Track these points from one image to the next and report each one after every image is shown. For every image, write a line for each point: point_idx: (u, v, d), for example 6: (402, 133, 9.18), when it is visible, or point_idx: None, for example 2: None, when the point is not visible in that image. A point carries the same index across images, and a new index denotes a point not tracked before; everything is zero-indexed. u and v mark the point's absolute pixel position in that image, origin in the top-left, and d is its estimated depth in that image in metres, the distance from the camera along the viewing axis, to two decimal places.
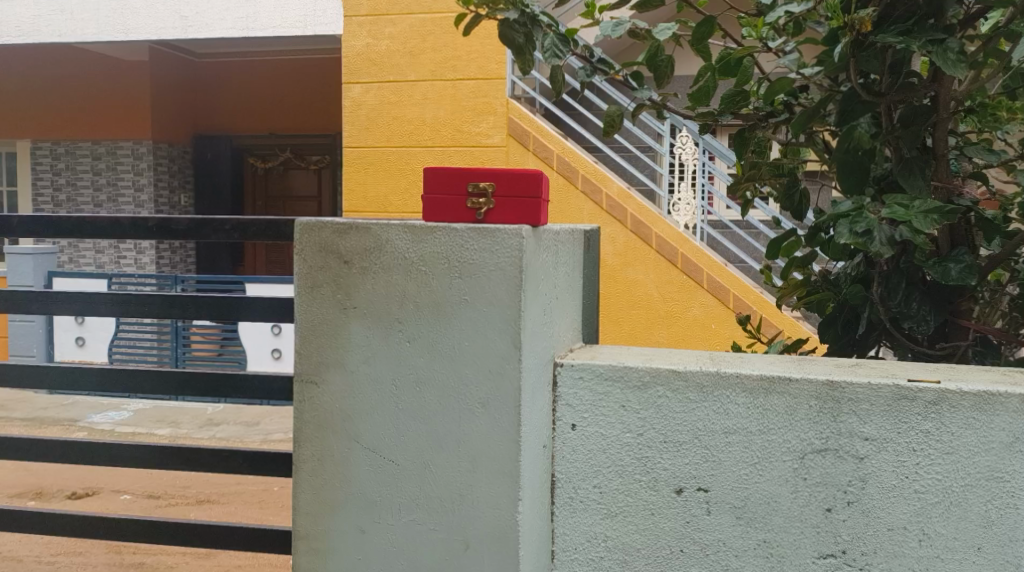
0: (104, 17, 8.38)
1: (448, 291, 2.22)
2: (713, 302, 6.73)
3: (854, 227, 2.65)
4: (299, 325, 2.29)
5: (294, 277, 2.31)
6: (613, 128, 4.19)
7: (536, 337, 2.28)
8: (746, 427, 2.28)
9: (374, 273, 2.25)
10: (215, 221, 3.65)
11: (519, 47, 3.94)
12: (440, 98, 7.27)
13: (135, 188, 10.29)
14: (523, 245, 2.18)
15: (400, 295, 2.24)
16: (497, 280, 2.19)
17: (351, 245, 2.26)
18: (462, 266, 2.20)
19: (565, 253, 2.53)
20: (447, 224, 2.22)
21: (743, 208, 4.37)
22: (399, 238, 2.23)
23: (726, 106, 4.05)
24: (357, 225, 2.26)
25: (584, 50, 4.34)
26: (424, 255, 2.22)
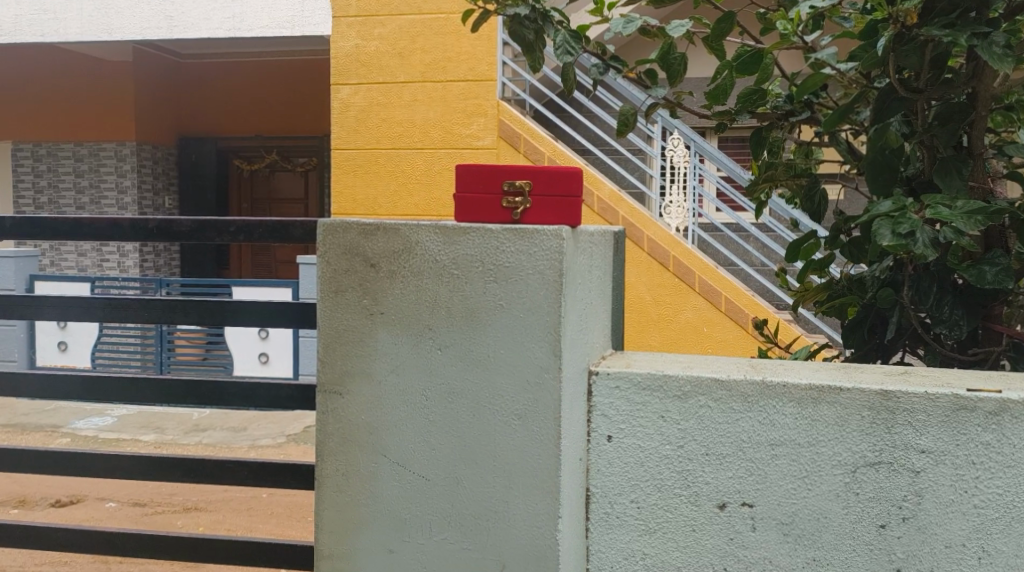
0: (88, 16, 8.24)
1: (483, 297, 2.11)
2: (706, 305, 6.67)
3: (897, 228, 2.55)
4: (322, 331, 2.17)
5: (316, 281, 2.19)
6: (627, 127, 4.08)
7: (573, 344, 2.17)
8: (794, 439, 2.17)
9: (402, 276, 2.14)
10: (217, 223, 3.51)
11: (529, 44, 3.81)
12: (430, 100, 7.12)
13: (119, 190, 10.24)
14: (563, 246, 2.07)
15: (432, 301, 2.13)
16: (536, 284, 2.08)
17: (378, 248, 2.15)
18: (498, 268, 2.10)
19: (598, 256, 2.44)
20: (480, 225, 2.12)
21: (758, 209, 4.28)
22: (430, 241, 2.12)
23: (743, 105, 3.97)
24: (382, 225, 2.14)
25: (594, 48, 4.23)
26: (457, 257, 2.12)
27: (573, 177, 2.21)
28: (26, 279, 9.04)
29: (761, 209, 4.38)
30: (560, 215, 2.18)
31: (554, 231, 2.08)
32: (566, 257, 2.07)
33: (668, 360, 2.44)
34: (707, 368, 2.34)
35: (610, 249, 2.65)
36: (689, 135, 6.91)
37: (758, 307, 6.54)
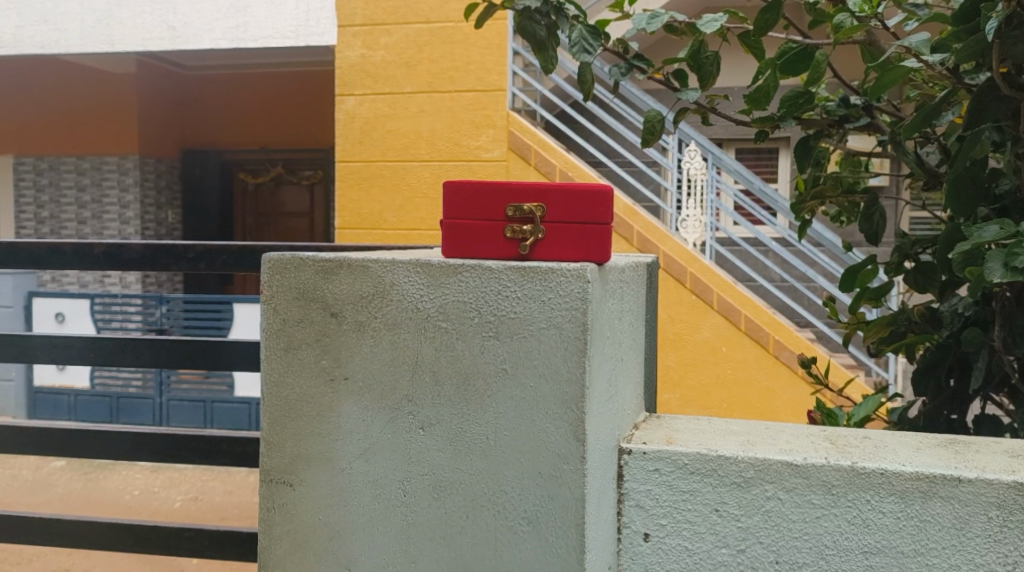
0: (90, 28, 7.35)
1: (478, 361, 2.00)
2: (724, 323, 6.12)
3: (1012, 260, 2.05)
4: (267, 395, 2.10)
5: (267, 334, 2.10)
6: (653, 136, 3.54)
7: (601, 412, 2.04)
8: (894, 546, 1.98)
9: (366, 328, 2.04)
10: (174, 248, 2.99)
11: (540, 41, 3.27)
12: (437, 112, 6.59)
13: (122, 206, 9.62)
14: (589, 303, 1.95)
15: (414, 359, 2.03)
16: (554, 346, 1.97)
17: (347, 291, 2.05)
18: (498, 325, 1.99)
19: (631, 294, 2.18)
20: (476, 261, 2.01)
21: (803, 230, 3.76)
22: (413, 293, 2.02)
23: (788, 110, 3.45)
24: (347, 261, 2.05)
25: (615, 47, 3.69)
26: (447, 313, 2.01)
27: (602, 197, 2.02)
28: (25, 297, 8.17)
29: (806, 228, 3.85)
30: (580, 249, 2.00)
31: (580, 270, 1.95)
32: (587, 304, 1.95)
33: (714, 435, 2.16)
34: (771, 444, 2.13)
35: (650, 291, 2.36)
36: (708, 146, 6.33)
37: (781, 327, 6.04)
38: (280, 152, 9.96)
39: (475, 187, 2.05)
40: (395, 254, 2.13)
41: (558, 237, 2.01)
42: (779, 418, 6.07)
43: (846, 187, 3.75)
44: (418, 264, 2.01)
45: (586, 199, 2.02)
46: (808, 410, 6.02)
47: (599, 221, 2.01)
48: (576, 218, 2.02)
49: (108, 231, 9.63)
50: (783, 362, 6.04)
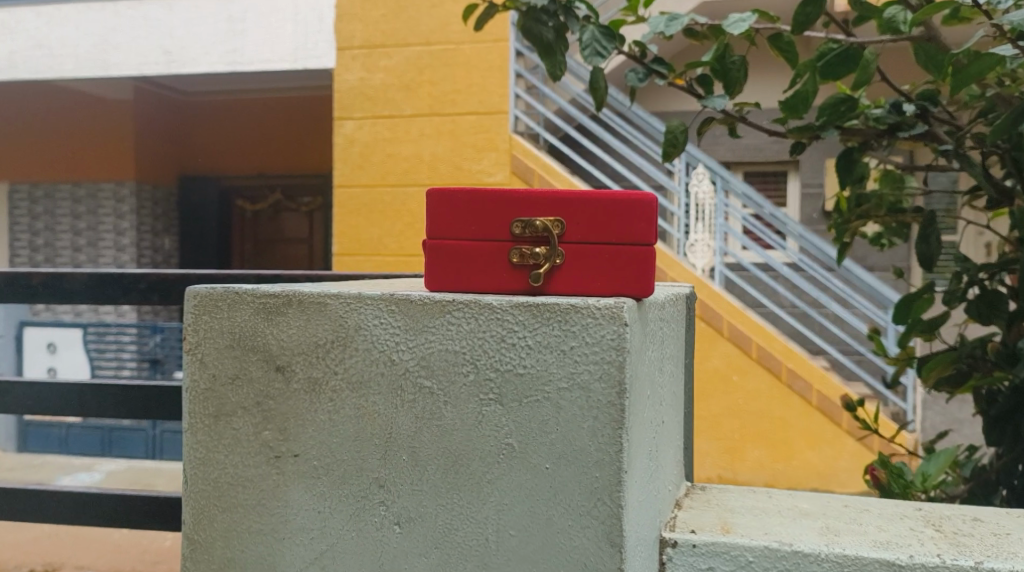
0: (85, 54, 6.80)
1: (468, 434, 1.84)
2: (734, 350, 5.66)
3: None
4: (189, 470, 1.94)
5: (192, 395, 1.94)
6: (674, 148, 3.09)
7: (640, 496, 1.87)
8: None
9: (316, 389, 1.89)
10: (123, 278, 2.57)
11: (547, 45, 2.81)
12: (438, 135, 6.16)
13: (116, 234, 8.37)
14: (626, 361, 1.79)
15: (384, 431, 1.87)
16: (578, 419, 1.81)
17: (298, 336, 1.89)
18: (501, 386, 1.82)
19: (670, 340, 2.03)
20: (456, 297, 1.84)
21: (842, 255, 3.34)
22: (380, 346, 1.86)
23: (829, 117, 3.07)
24: (298, 296, 1.89)
25: (632, 49, 3.27)
26: (425, 374, 1.85)
27: (634, 210, 1.85)
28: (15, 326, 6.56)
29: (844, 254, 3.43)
30: (610, 277, 1.85)
31: (611, 316, 1.79)
32: (628, 350, 1.78)
33: (771, 524, 1.99)
34: (858, 533, 1.95)
35: (683, 332, 2.15)
36: (716, 167, 5.93)
37: (795, 354, 5.61)
38: (280, 179, 8.48)
39: (477, 198, 1.88)
40: (376, 288, 1.97)
41: (577, 264, 1.87)
42: (794, 450, 5.59)
43: (889, 206, 3.34)
44: (387, 307, 1.86)
45: (614, 215, 1.86)
46: (825, 442, 5.56)
47: (630, 243, 1.86)
48: (599, 239, 1.86)
49: (104, 259, 8.36)
50: (795, 392, 5.58)
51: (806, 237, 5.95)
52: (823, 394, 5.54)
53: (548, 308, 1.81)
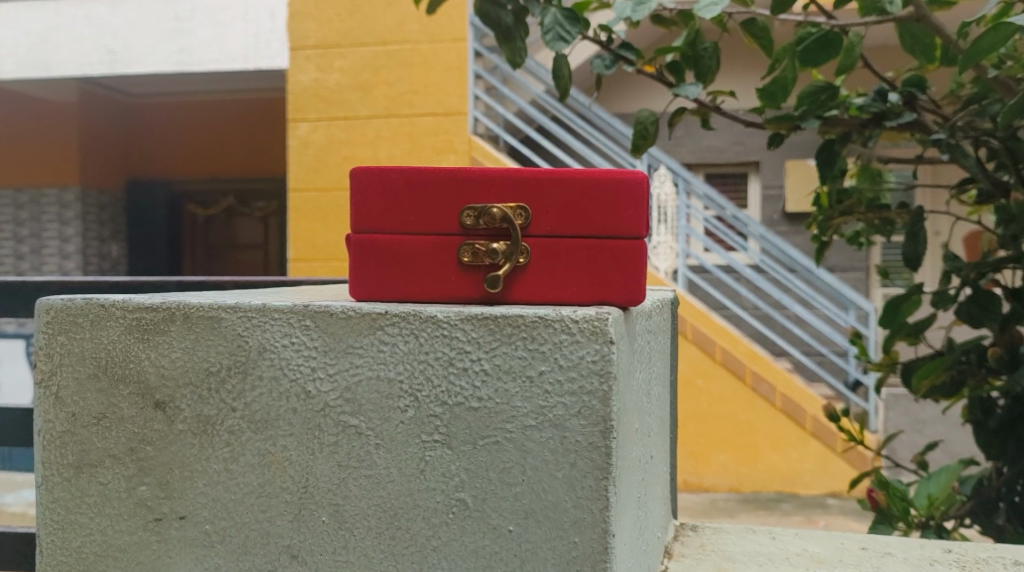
0: (24, 50, 6.07)
1: (407, 487, 1.59)
2: (697, 354, 5.39)
3: None
4: (41, 533, 1.69)
5: (47, 442, 1.69)
6: (645, 141, 2.83)
7: (629, 551, 1.63)
8: None
9: (200, 433, 1.64)
10: (14, 284, 2.33)
11: (506, 30, 2.50)
12: (395, 138, 5.60)
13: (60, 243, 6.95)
14: (611, 391, 1.53)
15: (298, 482, 1.62)
16: (551, 468, 1.55)
17: (184, 362, 1.64)
18: (449, 425, 1.57)
19: (658, 365, 1.80)
20: (388, 310, 1.58)
21: (822, 253, 3.11)
22: (290, 373, 1.61)
23: (810, 106, 2.79)
24: (185, 310, 1.63)
25: (598, 33, 2.98)
26: (350, 410, 1.59)
27: (615, 194, 1.59)
28: None
29: (824, 255, 3.19)
30: (582, 278, 1.60)
31: (593, 333, 1.52)
32: (616, 373, 1.52)
33: None
34: None
35: (669, 349, 1.92)
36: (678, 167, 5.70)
37: (758, 357, 5.40)
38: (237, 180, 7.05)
39: (420, 181, 1.62)
40: (298, 297, 1.71)
41: (543, 262, 1.61)
42: (759, 453, 5.37)
43: (870, 201, 3.11)
44: (298, 325, 1.60)
45: (588, 201, 1.60)
46: (790, 445, 5.34)
47: (607, 236, 1.60)
48: (569, 232, 1.60)
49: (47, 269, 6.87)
50: (760, 396, 5.35)
51: (767, 237, 5.75)
52: (788, 397, 5.31)
53: (511, 328, 1.55)
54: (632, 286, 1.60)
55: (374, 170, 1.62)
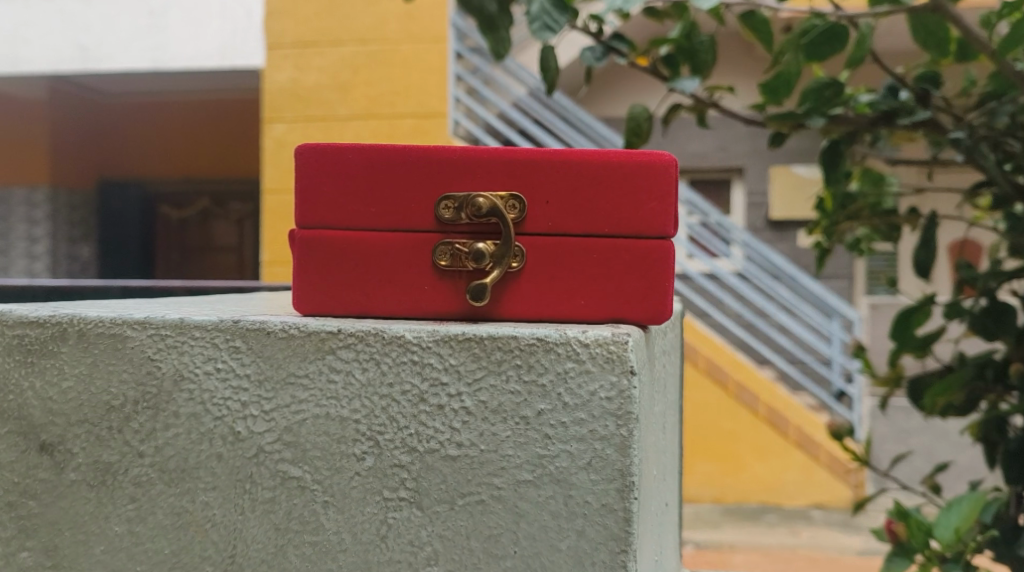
0: None
1: (363, 559, 1.38)
2: None
3: None
4: None
5: None
6: (638, 138, 2.60)
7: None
8: None
9: (94, 487, 1.43)
10: None
11: (490, 19, 2.22)
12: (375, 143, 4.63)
13: None
14: (631, 437, 1.33)
15: (223, 548, 1.41)
16: (552, 535, 1.34)
17: (79, 394, 1.43)
18: (420, 484, 1.36)
19: (672, 393, 1.62)
20: (335, 325, 1.38)
21: (823, 260, 2.91)
22: (214, 409, 1.40)
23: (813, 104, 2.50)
24: (81, 325, 1.43)
25: (588, 22, 2.73)
26: (291, 457, 1.39)
27: (632, 177, 1.42)
28: None
29: (824, 260, 3.01)
30: (591, 278, 1.43)
31: (608, 361, 1.33)
32: (636, 414, 1.33)
33: None
34: None
35: (679, 369, 1.71)
36: None
37: (742, 366, 5.23)
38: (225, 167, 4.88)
39: (389, 165, 1.43)
40: (229, 310, 1.51)
41: (539, 266, 1.43)
42: (743, 463, 5.15)
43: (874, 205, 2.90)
44: (224, 346, 1.40)
45: (594, 191, 1.42)
46: (772, 454, 5.17)
47: (616, 234, 1.43)
48: (569, 229, 1.43)
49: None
50: (743, 404, 5.19)
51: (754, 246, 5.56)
52: (771, 406, 5.16)
53: (500, 355, 1.35)
54: (651, 295, 1.42)
55: (332, 148, 1.44)
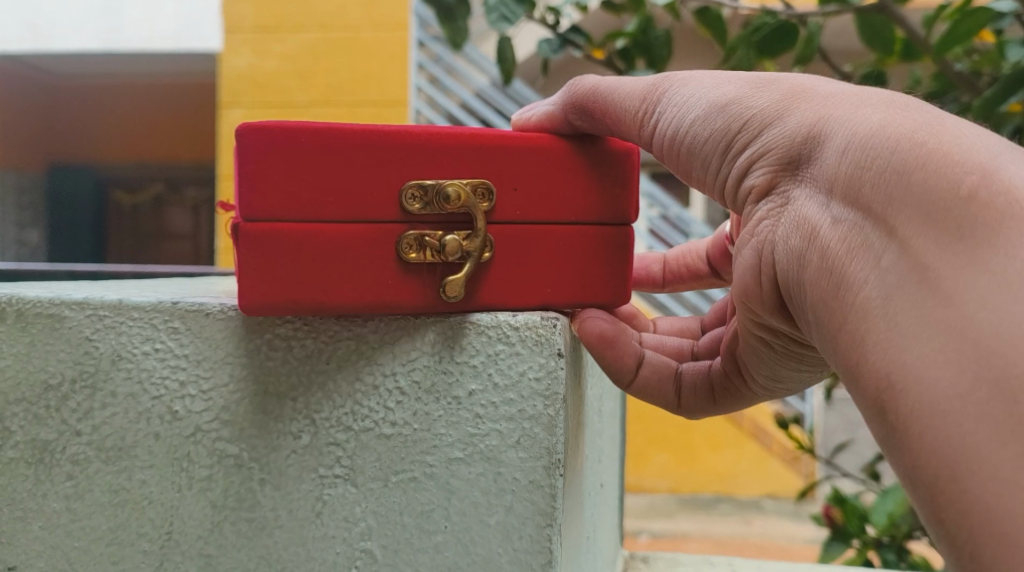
0: None
1: (299, 534, 1.39)
2: None
3: None
4: None
5: None
6: None
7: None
8: None
9: (35, 464, 1.43)
10: None
11: (446, 7, 2.22)
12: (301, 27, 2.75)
13: None
14: (558, 418, 1.35)
15: (160, 525, 1.42)
16: (482, 511, 1.36)
17: (16, 373, 1.43)
18: (353, 459, 1.38)
19: (607, 378, 1.64)
20: (272, 306, 1.39)
21: None
22: (152, 388, 1.41)
23: None
24: (20, 306, 1.43)
25: (544, 13, 2.72)
26: (228, 436, 1.40)
27: (597, 164, 1.41)
28: None
29: None
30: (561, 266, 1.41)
31: (537, 344, 1.35)
32: (563, 393, 1.35)
33: None
34: None
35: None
36: None
37: None
38: None
39: (345, 147, 1.34)
40: (169, 292, 1.51)
41: (509, 255, 1.39)
42: (699, 454, 5.13)
43: None
44: (162, 327, 1.41)
45: (561, 175, 1.40)
46: (726, 444, 5.20)
47: (583, 219, 1.41)
48: (538, 215, 1.40)
49: None
50: None
51: None
52: None
53: (433, 337, 1.37)
54: (616, 280, 1.43)
55: (280, 130, 1.33)
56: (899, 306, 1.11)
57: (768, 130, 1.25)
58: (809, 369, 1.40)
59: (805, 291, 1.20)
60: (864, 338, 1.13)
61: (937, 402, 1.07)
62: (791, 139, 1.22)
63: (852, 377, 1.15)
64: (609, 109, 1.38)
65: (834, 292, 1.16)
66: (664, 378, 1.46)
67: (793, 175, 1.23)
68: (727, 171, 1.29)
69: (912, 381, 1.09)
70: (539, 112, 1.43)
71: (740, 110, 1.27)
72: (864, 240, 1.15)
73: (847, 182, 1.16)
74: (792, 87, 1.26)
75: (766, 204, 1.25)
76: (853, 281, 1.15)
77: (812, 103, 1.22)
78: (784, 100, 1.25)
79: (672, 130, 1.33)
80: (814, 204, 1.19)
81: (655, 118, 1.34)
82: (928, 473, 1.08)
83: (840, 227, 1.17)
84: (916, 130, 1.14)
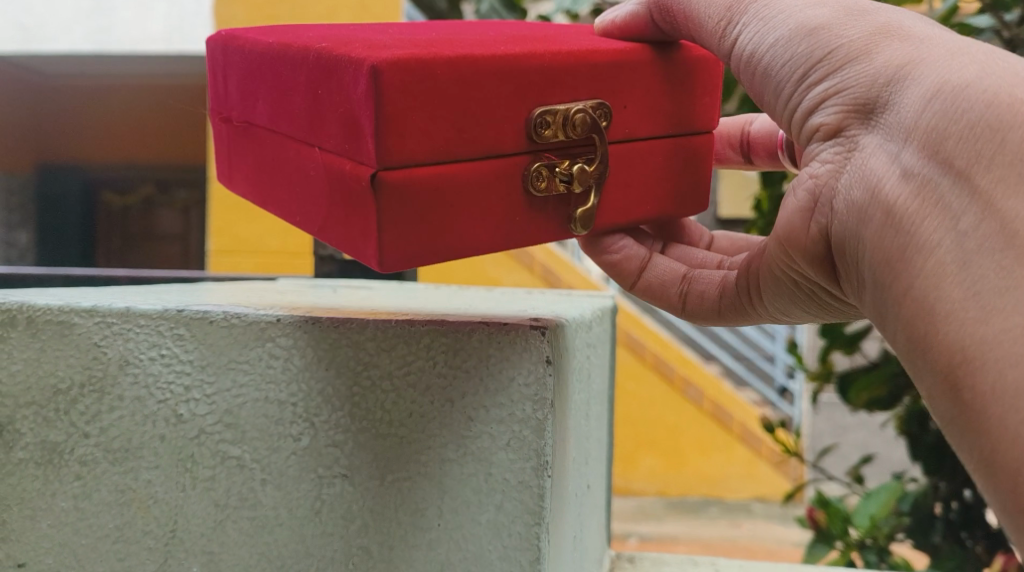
0: None
1: (297, 532, 1.43)
2: (627, 358, 5.37)
3: None
4: None
5: None
6: None
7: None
8: None
9: (42, 466, 1.49)
10: None
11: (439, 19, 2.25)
12: None
13: None
14: (546, 421, 1.35)
15: (164, 524, 1.47)
16: (472, 509, 1.38)
17: (28, 377, 1.48)
18: (350, 459, 1.40)
19: (597, 383, 1.68)
20: (271, 315, 1.42)
21: None
22: (157, 392, 1.45)
23: None
24: (30, 313, 1.47)
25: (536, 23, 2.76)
26: (230, 438, 1.44)
27: (689, 75, 1.47)
28: None
29: None
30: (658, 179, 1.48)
31: (526, 350, 1.34)
32: (552, 399, 1.35)
33: None
34: None
35: (607, 362, 1.77)
36: None
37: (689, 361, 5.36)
38: None
39: (474, 78, 1.30)
40: (174, 298, 1.55)
41: (617, 175, 1.44)
42: (686, 458, 5.29)
43: None
44: (168, 333, 1.44)
45: (658, 89, 1.45)
46: (716, 450, 5.29)
47: (674, 134, 1.48)
48: (641, 131, 1.45)
49: None
50: (688, 399, 5.33)
51: None
52: (715, 401, 5.32)
53: (429, 341, 1.36)
54: (700, 191, 1.52)
55: (414, 64, 1.26)
56: (972, 257, 1.11)
57: (853, 63, 1.23)
58: (817, 315, 1.43)
59: (866, 244, 1.20)
60: (928, 280, 1.13)
61: (1020, 384, 1.06)
62: (874, 77, 1.21)
63: (919, 346, 1.14)
64: (691, 14, 1.38)
65: (902, 248, 1.15)
66: (670, 283, 1.51)
67: (871, 118, 1.22)
68: (800, 99, 1.29)
69: (988, 354, 1.08)
70: (626, 11, 1.44)
71: (823, 39, 1.25)
72: (937, 192, 1.14)
73: (929, 135, 1.15)
74: (886, 25, 1.24)
75: (836, 135, 1.25)
76: (924, 234, 1.14)
77: (904, 42, 1.21)
78: (872, 33, 1.23)
79: (751, 47, 1.32)
80: (891, 146, 1.19)
81: (735, 30, 1.34)
82: (1010, 463, 1.07)
83: (914, 176, 1.16)
84: (1017, 87, 1.13)
